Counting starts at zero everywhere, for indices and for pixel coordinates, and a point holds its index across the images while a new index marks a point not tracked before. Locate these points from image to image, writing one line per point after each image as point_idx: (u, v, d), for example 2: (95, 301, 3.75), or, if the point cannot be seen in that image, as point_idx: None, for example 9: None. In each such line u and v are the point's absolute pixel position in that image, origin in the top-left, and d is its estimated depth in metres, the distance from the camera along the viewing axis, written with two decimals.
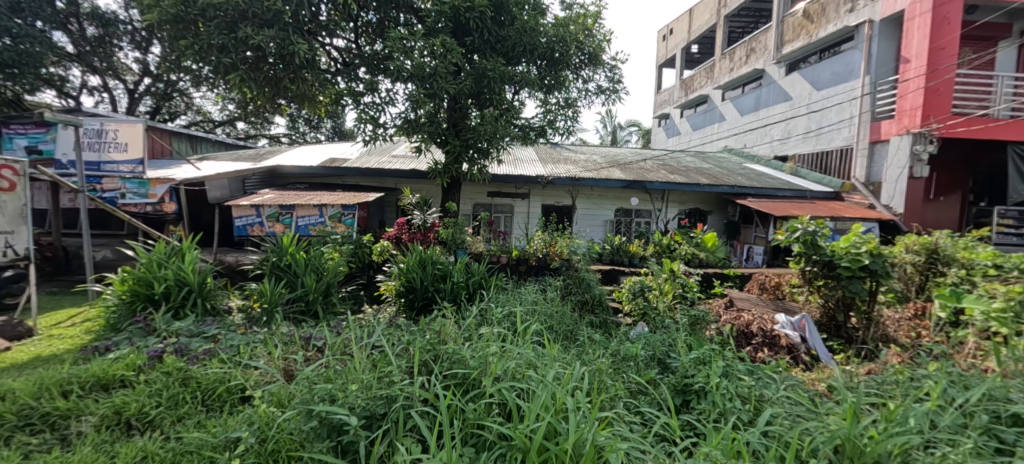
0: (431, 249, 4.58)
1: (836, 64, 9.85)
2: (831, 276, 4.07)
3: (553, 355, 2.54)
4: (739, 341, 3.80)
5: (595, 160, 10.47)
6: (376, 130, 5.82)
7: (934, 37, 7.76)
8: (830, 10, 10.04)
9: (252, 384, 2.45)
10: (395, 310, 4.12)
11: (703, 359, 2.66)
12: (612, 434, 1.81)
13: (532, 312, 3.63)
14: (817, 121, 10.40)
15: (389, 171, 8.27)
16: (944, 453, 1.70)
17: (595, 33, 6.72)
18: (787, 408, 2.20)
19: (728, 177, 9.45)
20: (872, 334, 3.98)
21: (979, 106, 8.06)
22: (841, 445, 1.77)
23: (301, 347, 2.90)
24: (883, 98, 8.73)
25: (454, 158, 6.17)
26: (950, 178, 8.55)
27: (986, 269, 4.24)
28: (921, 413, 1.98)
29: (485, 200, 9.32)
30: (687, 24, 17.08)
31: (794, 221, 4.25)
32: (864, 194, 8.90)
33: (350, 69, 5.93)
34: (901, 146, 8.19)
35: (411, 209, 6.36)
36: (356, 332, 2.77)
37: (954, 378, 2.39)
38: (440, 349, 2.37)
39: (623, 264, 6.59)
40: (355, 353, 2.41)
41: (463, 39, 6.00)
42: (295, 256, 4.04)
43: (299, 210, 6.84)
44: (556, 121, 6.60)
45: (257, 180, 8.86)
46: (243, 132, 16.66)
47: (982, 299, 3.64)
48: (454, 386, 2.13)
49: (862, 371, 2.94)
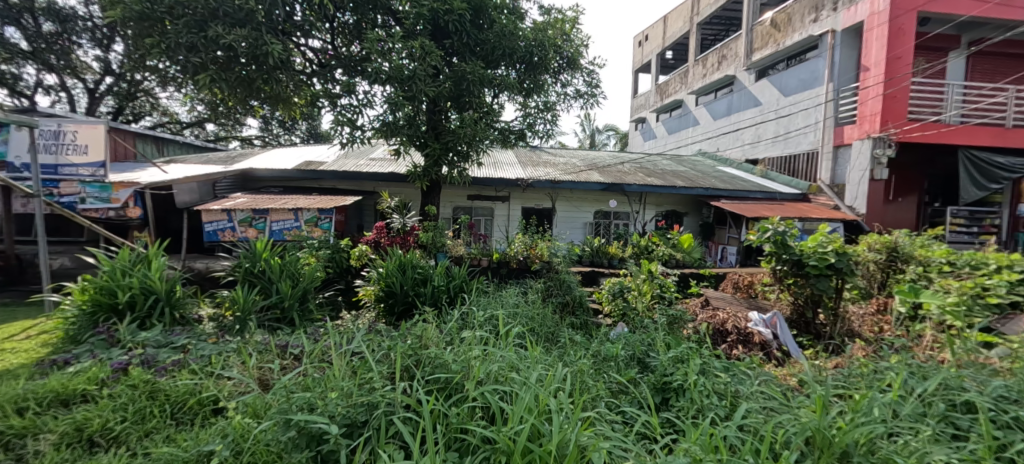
0: (411, 252, 4.53)
1: (802, 71, 10.27)
2: (799, 274, 4.24)
3: (536, 357, 2.57)
4: (714, 339, 3.92)
5: (574, 163, 10.58)
6: (353, 133, 5.71)
7: (892, 47, 8.22)
8: (797, 20, 10.48)
9: (225, 395, 2.39)
10: (374, 316, 4.07)
11: (681, 357, 2.72)
12: (594, 433, 1.84)
13: (514, 315, 3.64)
14: (785, 126, 10.80)
15: (368, 175, 8.13)
16: (904, 441, 1.80)
17: (573, 37, 6.76)
18: (760, 402, 2.28)
19: (703, 179, 9.68)
20: (839, 330, 4.16)
21: (933, 113, 8.59)
22: (811, 435, 1.83)
23: (277, 355, 2.82)
24: (847, 104, 9.17)
25: (434, 161, 6.13)
26: (910, 180, 9.02)
27: (941, 266, 4.52)
28: (883, 403, 2.09)
29: (465, 203, 9.29)
30: (662, 31, 17.45)
31: (764, 221, 4.39)
32: (829, 195, 9.28)
33: (327, 70, 5.79)
34: (863, 150, 8.60)
35: (390, 212, 6.28)
36: (335, 339, 2.70)
37: (914, 369, 2.51)
38: (422, 353, 2.35)
39: (603, 265, 6.75)
40: (336, 358, 2.37)
41: (442, 42, 6.06)
42: (270, 261, 3.91)
43: (273, 215, 6.67)
44: (535, 124, 6.63)
45: (229, 183, 8.48)
46: (213, 134, 16.18)
47: (937, 294, 3.90)
48: (436, 391, 2.12)
49: (830, 365, 3.08)
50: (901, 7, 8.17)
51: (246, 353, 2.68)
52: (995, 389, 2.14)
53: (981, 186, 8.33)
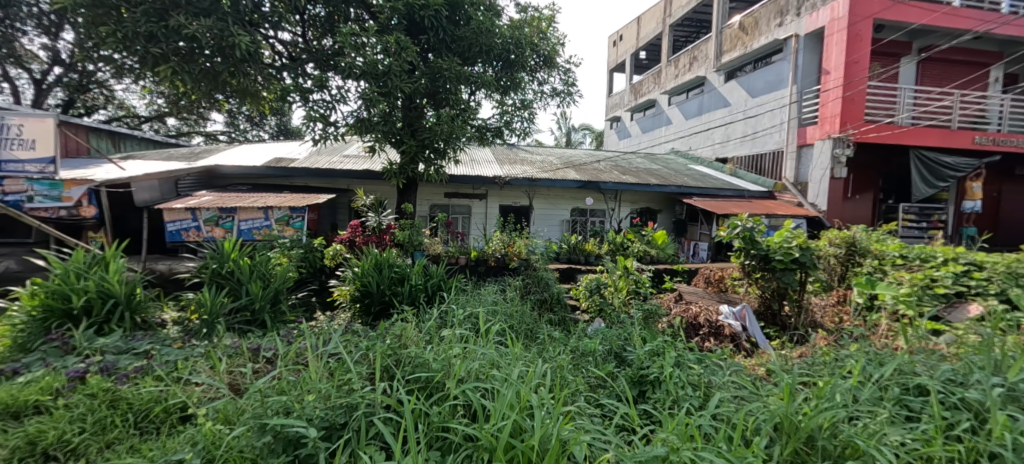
0: (388, 251, 4.46)
1: (768, 73, 10.68)
2: (766, 269, 4.43)
3: (517, 354, 2.58)
4: (688, 333, 4.05)
5: (550, 161, 10.67)
6: (327, 129, 5.56)
7: (850, 52, 8.68)
8: (763, 24, 10.89)
9: (194, 401, 2.29)
10: (350, 316, 3.99)
11: (657, 351, 2.80)
12: (575, 427, 1.87)
13: (493, 313, 3.65)
14: (752, 126, 11.22)
15: (341, 172, 7.93)
16: (863, 424, 1.91)
17: (549, 36, 6.78)
18: (731, 391, 2.37)
19: (675, 177, 9.94)
20: (803, 321, 4.37)
21: (887, 114, 9.10)
22: (779, 422, 1.92)
23: (248, 358, 2.71)
24: (809, 105, 9.60)
25: (410, 158, 6.04)
26: (866, 178, 9.55)
27: (894, 259, 4.83)
28: (845, 389, 2.21)
29: (441, 201, 9.20)
30: (635, 31, 17.76)
31: (734, 217, 4.55)
32: (793, 193, 9.71)
33: (298, 64, 5.60)
34: (824, 150, 9.04)
35: (365, 210, 6.14)
36: (311, 341, 2.61)
37: (871, 356, 2.66)
38: (402, 353, 2.31)
39: (580, 262, 6.86)
40: (312, 360, 2.30)
41: (418, 37, 5.97)
42: (238, 262, 3.72)
43: (242, 214, 6.42)
44: (513, 122, 6.64)
45: (193, 181, 8.13)
46: (174, 129, 15.41)
47: (891, 286, 4.19)
48: (418, 390, 2.10)
49: (795, 354, 3.23)
50: (858, 14, 8.64)
51: (214, 357, 2.57)
52: (944, 373, 2.27)
53: (930, 184, 8.99)
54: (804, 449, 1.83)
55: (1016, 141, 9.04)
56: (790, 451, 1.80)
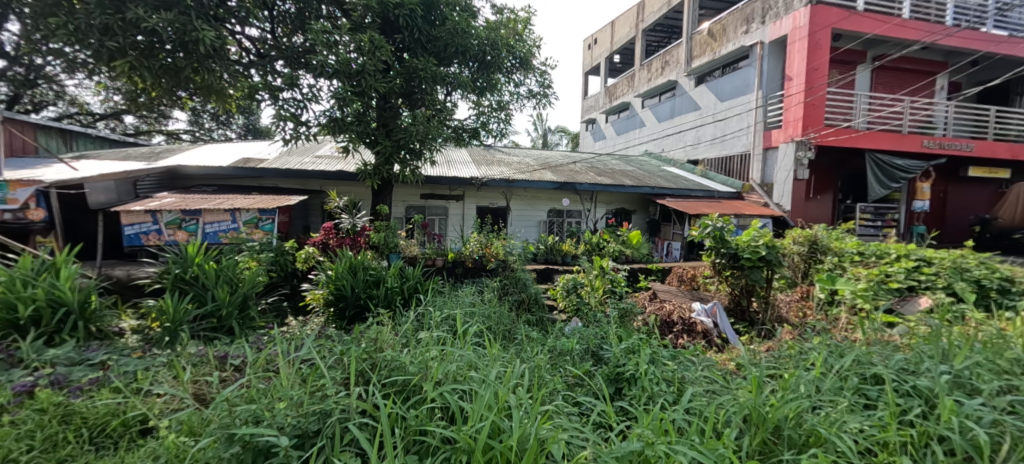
0: (363, 253, 4.36)
1: (735, 78, 11.08)
2: (736, 266, 4.60)
3: (494, 355, 2.56)
4: (662, 330, 4.16)
5: (527, 162, 10.71)
6: (298, 129, 5.40)
7: (810, 60, 9.14)
8: (731, 31, 11.30)
9: (156, 413, 2.14)
10: (324, 321, 3.89)
11: (633, 349, 2.85)
12: (553, 425, 1.87)
13: (471, 314, 3.62)
14: (721, 129, 11.61)
15: (314, 173, 7.71)
16: (827, 413, 1.99)
17: (525, 38, 6.81)
18: (704, 385, 2.43)
19: (649, 179, 10.16)
20: (769, 316, 4.55)
21: (844, 119, 9.60)
22: (749, 413, 1.98)
23: (214, 366, 2.55)
24: (773, 110, 10.02)
25: (385, 159, 5.94)
26: (827, 179, 10.04)
27: (852, 256, 5.12)
28: (809, 380, 2.30)
29: (417, 202, 9.10)
30: (610, 35, 18.08)
31: (705, 217, 4.70)
32: (760, 194, 10.10)
33: (266, 61, 5.40)
34: (788, 152, 9.46)
35: (339, 212, 5.99)
36: (283, 346, 2.49)
37: (833, 349, 2.79)
38: (378, 356, 2.25)
39: (556, 263, 6.92)
40: (283, 365, 2.21)
41: (393, 36, 5.88)
42: (204, 266, 3.41)
43: (207, 216, 6.14)
44: (489, 124, 6.64)
45: (152, 182, 7.63)
46: (132, 128, 14.62)
47: (849, 281, 4.44)
48: (394, 394, 2.04)
49: (763, 349, 3.35)
50: (818, 24, 9.10)
51: (178, 366, 2.38)
52: (897, 362, 2.39)
53: (883, 185, 9.54)
54: (771, 439, 1.90)
55: (959, 145, 9.71)
56: (758, 441, 1.87)
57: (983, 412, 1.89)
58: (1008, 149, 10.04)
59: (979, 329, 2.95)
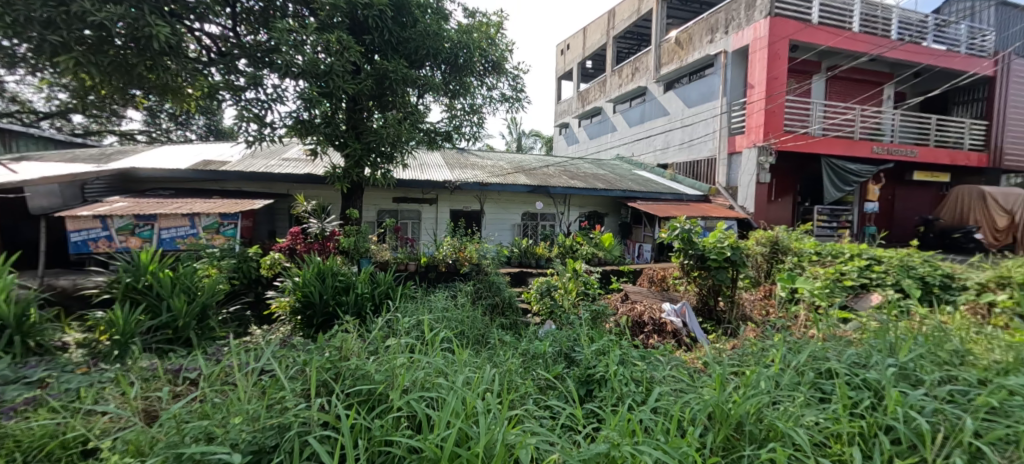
0: (331, 259, 4.24)
1: (701, 85, 11.46)
2: (702, 267, 4.74)
3: (464, 360, 2.54)
4: (633, 331, 4.26)
5: (501, 166, 10.73)
6: (262, 130, 5.22)
7: (770, 69, 9.56)
8: (696, 40, 11.68)
9: (98, 433, 1.90)
10: (290, 330, 3.75)
11: (603, 350, 2.88)
12: (521, 430, 1.87)
13: (443, 319, 3.57)
14: (688, 134, 11.96)
15: (280, 176, 7.46)
16: (785, 408, 2.06)
17: (498, 42, 6.82)
18: (671, 385, 2.46)
19: (620, 182, 10.35)
20: (734, 315, 4.70)
21: (802, 126, 10.08)
22: (712, 411, 2.04)
23: (168, 380, 2.37)
24: (737, 116, 10.41)
25: (355, 162, 5.81)
26: (787, 183, 10.50)
27: (810, 256, 5.37)
28: (768, 377, 2.38)
29: (390, 206, 8.95)
30: (582, 41, 18.37)
31: (673, 220, 4.82)
32: (725, 196, 10.46)
33: (228, 59, 5.20)
34: (751, 157, 9.85)
35: (306, 216, 5.79)
36: (241, 357, 2.36)
37: (792, 346, 2.90)
38: (342, 365, 2.18)
39: (530, 265, 6.95)
40: (241, 377, 2.11)
41: (362, 37, 5.78)
42: (158, 275, 3.23)
43: (163, 221, 5.84)
44: (462, 127, 6.61)
45: (101, 184, 7.19)
46: (81, 128, 13.78)
47: (808, 279, 4.67)
48: (358, 404, 1.98)
49: (728, 347, 3.46)
50: (776, 35, 9.54)
51: (125, 382, 2.21)
52: (849, 357, 2.50)
53: (838, 188, 10.06)
54: (734, 435, 1.96)
55: (904, 151, 10.37)
56: (722, 438, 1.92)
57: (925, 402, 2.01)
58: (947, 155, 10.80)
59: (923, 323, 3.14)
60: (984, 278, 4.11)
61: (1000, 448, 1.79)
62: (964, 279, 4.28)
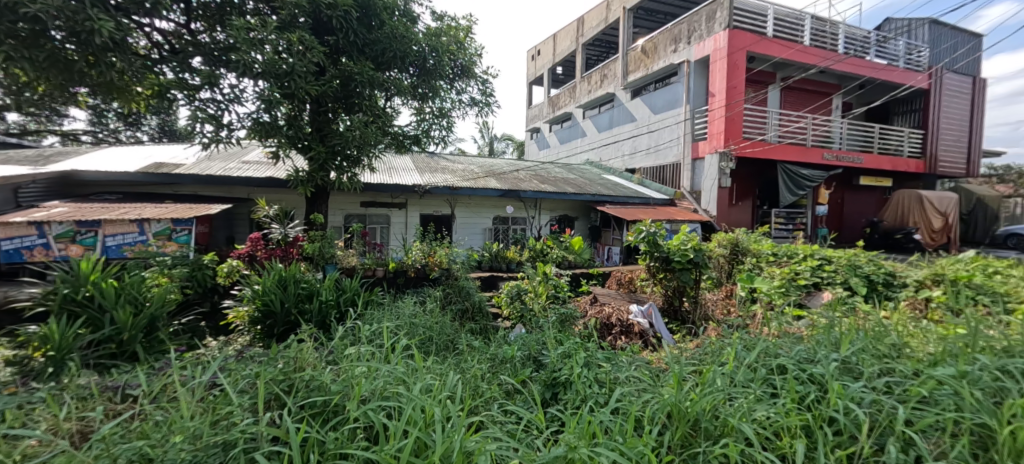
0: (294, 265, 4.09)
1: (666, 93, 11.81)
2: (667, 269, 4.86)
3: (428, 367, 2.50)
4: (602, 333, 4.34)
5: (472, 170, 10.68)
6: (219, 131, 4.99)
7: (729, 78, 9.98)
8: (661, 49, 12.05)
9: (19, 458, 1.70)
10: (248, 340, 3.59)
11: (569, 353, 2.90)
12: (482, 436, 1.85)
13: (409, 326, 3.51)
14: (655, 140, 12.30)
15: (240, 180, 7.16)
16: (739, 405, 2.13)
17: (467, 46, 6.81)
18: (634, 384, 2.50)
19: (590, 186, 10.51)
20: (698, 315, 4.86)
21: (760, 133, 10.55)
22: (670, 410, 2.09)
23: (106, 398, 2.20)
24: (699, 123, 10.79)
25: (319, 166, 5.63)
26: (746, 187, 10.95)
27: (767, 257, 5.61)
28: (725, 374, 2.46)
29: (357, 210, 8.75)
30: (552, 47, 18.60)
31: (639, 223, 4.94)
32: (690, 200, 10.80)
33: (181, 57, 4.96)
34: (713, 162, 10.22)
35: (268, 221, 5.55)
36: (189, 371, 2.23)
37: (748, 343, 3.01)
38: (296, 377, 2.10)
39: (501, 270, 6.95)
40: (185, 391, 1.99)
41: (325, 38, 5.64)
42: (101, 284, 3.02)
43: (108, 227, 5.48)
44: (431, 130, 6.55)
45: (39, 187, 6.63)
46: (17, 128, 12.80)
47: (765, 280, 4.87)
48: (312, 417, 1.92)
49: (691, 346, 3.57)
50: (735, 46, 9.97)
51: (55, 401, 2.02)
52: (798, 353, 2.61)
53: (793, 192, 10.57)
54: (690, 432, 2.03)
55: (851, 158, 11.03)
56: (678, 436, 1.99)
57: (864, 394, 2.13)
58: (889, 162, 11.56)
59: (866, 319, 3.34)
60: (921, 275, 4.46)
61: (927, 435, 1.92)
62: (904, 277, 4.59)
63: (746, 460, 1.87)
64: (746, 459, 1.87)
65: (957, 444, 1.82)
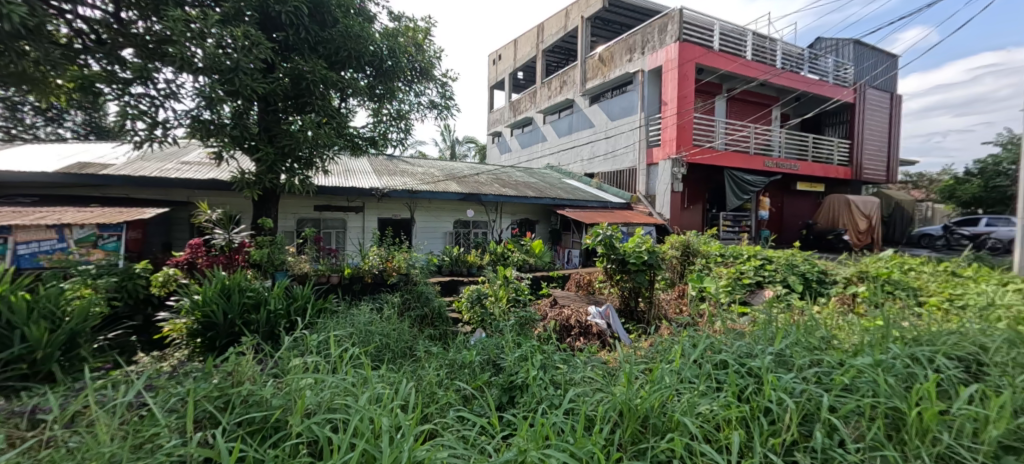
0: (239, 273, 3.86)
1: (622, 100, 12.20)
2: (623, 271, 5.00)
3: (380, 376, 2.42)
4: (561, 335, 4.40)
5: (432, 173, 10.53)
6: (153, 129, 4.64)
7: (680, 88, 10.45)
8: (617, 58, 12.45)
9: None
10: (187, 354, 3.34)
11: (526, 356, 2.91)
12: (433, 445, 1.82)
13: (364, 334, 3.40)
14: (612, 145, 12.66)
15: (179, 182, 6.68)
16: (684, 401, 2.21)
17: (425, 48, 6.74)
18: (589, 385, 2.54)
19: (550, 190, 10.64)
20: (653, 314, 5.02)
21: (708, 140, 11.12)
22: (620, 409, 2.14)
23: (11, 425, 1.95)
24: (653, 130, 11.23)
25: (267, 167, 5.35)
26: (697, 191, 11.49)
27: (715, 257, 5.91)
28: (672, 371, 2.55)
29: (311, 214, 8.41)
30: (513, 52, 18.75)
31: (596, 226, 5.05)
32: (645, 204, 11.19)
33: (109, 49, 4.58)
34: (666, 168, 10.65)
35: (210, 226, 5.19)
36: (110, 390, 2.04)
37: (696, 341, 3.15)
38: (233, 392, 1.98)
39: (462, 274, 6.89)
40: (105, 413, 1.81)
41: (274, 34, 5.41)
42: (10, 298, 2.71)
43: (21, 233, 4.89)
44: (389, 133, 6.42)
45: None
46: None
47: (713, 280, 5.12)
48: (250, 435, 1.81)
49: (645, 346, 3.68)
50: (685, 58, 10.48)
51: None
52: (739, 348, 2.75)
53: (738, 197, 11.19)
54: (639, 429, 2.09)
55: (789, 165, 11.84)
56: (628, 433, 2.04)
57: (795, 384, 2.27)
58: (822, 169, 12.53)
59: (800, 315, 3.58)
60: (848, 273, 4.91)
61: (847, 421, 2.09)
62: (834, 274, 4.98)
63: (690, 454, 1.95)
64: (689, 453, 1.95)
65: (872, 427, 1.99)
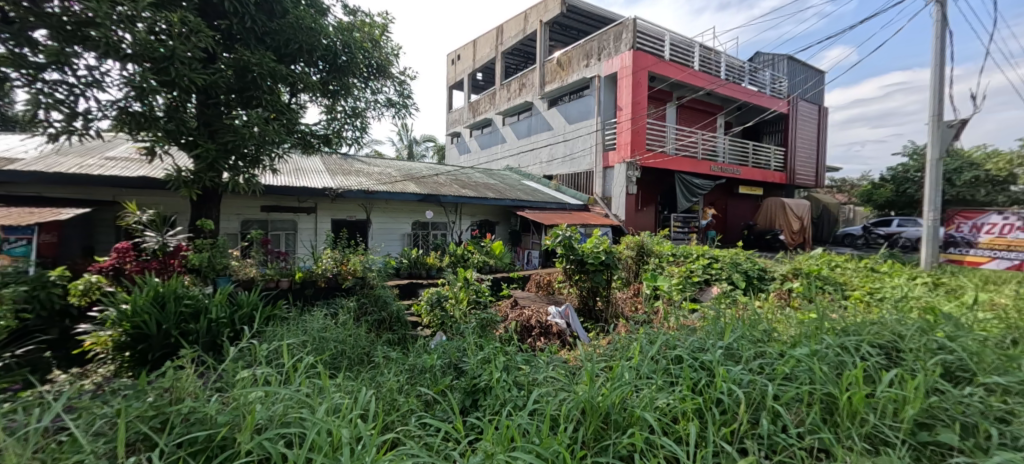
0: (176, 278, 3.55)
1: (579, 104, 12.46)
2: (582, 271, 5.09)
3: (337, 385, 2.30)
4: (522, 335, 4.40)
5: (389, 173, 10.24)
6: (71, 120, 4.17)
7: (634, 94, 10.82)
8: (575, 62, 12.70)
9: None
10: (114, 370, 3.03)
11: (488, 358, 2.88)
12: (395, 454, 1.74)
13: (317, 341, 3.22)
14: (569, 148, 12.89)
15: (104, 179, 6.06)
16: (644, 396, 2.27)
17: (382, 44, 6.52)
18: (553, 385, 2.54)
19: (509, 192, 10.67)
20: (610, 312, 5.15)
21: (660, 145, 11.59)
22: (584, 407, 2.15)
23: None
24: (609, 134, 11.55)
25: (208, 165, 4.95)
26: (649, 194, 11.93)
27: (668, 257, 6.15)
28: (632, 368, 2.61)
29: (258, 215, 7.91)
30: (471, 53, 18.65)
31: (556, 227, 5.10)
32: (601, 205, 11.47)
33: (16, 28, 4.05)
34: (622, 171, 10.99)
35: (141, 229, 4.74)
36: (18, 414, 1.78)
37: (654, 337, 3.25)
38: (171, 410, 1.80)
39: (421, 276, 6.74)
40: (10, 442, 1.58)
41: (215, 22, 5.05)
42: None
43: None
44: (343, 131, 6.17)
45: None
46: None
47: (667, 279, 5.32)
48: (189, 456, 1.65)
49: (604, 343, 3.76)
50: (638, 65, 10.87)
51: None
52: (693, 343, 2.86)
53: (687, 199, 11.74)
54: (602, 426, 2.12)
55: (732, 170, 12.58)
56: (591, 431, 2.06)
57: (744, 376, 2.39)
58: (761, 174, 13.42)
59: (746, 310, 3.79)
60: (785, 269, 5.21)
61: (791, 408, 2.23)
62: (773, 271, 5.33)
63: (650, 447, 2.00)
64: (650, 446, 2.01)
65: (812, 412, 2.13)
